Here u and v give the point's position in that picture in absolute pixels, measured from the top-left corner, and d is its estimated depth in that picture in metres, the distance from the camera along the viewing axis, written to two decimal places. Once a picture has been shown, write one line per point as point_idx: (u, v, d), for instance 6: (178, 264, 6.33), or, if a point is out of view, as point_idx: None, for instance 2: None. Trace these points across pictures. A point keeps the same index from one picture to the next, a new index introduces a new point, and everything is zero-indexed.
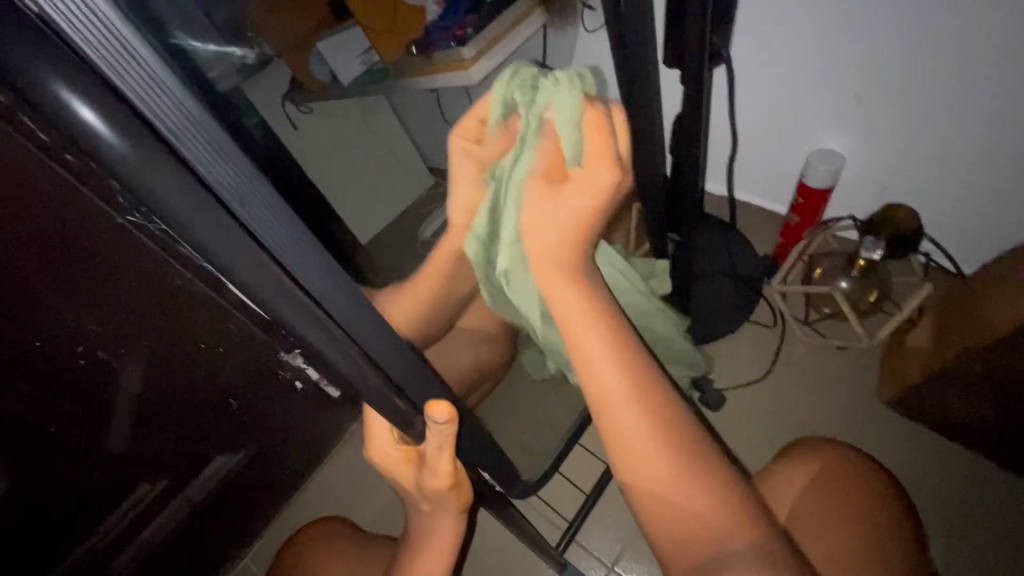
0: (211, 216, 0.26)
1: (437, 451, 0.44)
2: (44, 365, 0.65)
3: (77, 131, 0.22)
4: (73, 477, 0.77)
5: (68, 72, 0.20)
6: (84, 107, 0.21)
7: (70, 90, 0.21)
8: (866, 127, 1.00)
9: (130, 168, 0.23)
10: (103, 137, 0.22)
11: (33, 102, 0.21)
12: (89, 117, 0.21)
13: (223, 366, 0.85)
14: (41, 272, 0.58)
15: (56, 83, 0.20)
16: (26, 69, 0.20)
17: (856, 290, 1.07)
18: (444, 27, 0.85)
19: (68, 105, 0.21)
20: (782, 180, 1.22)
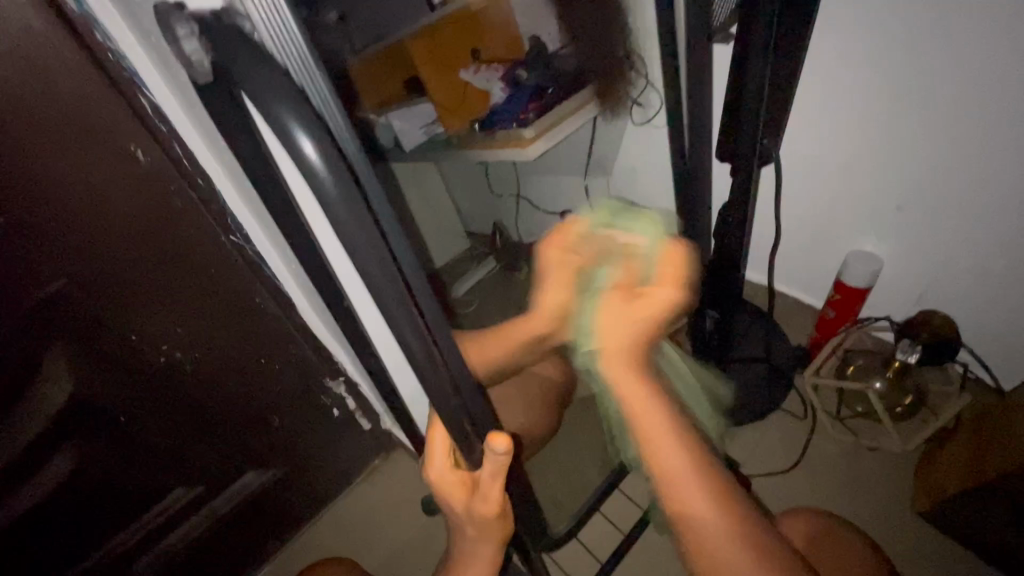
0: (369, 241, 0.31)
1: (491, 480, 0.45)
2: (130, 356, 0.72)
3: (301, 162, 0.29)
4: (123, 469, 0.81)
5: (308, 123, 0.28)
6: (311, 145, 0.28)
7: (302, 133, 0.29)
8: (905, 234, 1.05)
9: (323, 185, 0.29)
10: (317, 169, 0.29)
11: (282, 137, 0.28)
12: (309, 151, 0.28)
13: (273, 382, 0.90)
14: (150, 271, 0.68)
15: (298, 127, 0.28)
16: (282, 119, 0.28)
17: (891, 391, 1.07)
18: (506, 111, 0.90)
19: (301, 141, 0.28)
20: (821, 276, 1.26)
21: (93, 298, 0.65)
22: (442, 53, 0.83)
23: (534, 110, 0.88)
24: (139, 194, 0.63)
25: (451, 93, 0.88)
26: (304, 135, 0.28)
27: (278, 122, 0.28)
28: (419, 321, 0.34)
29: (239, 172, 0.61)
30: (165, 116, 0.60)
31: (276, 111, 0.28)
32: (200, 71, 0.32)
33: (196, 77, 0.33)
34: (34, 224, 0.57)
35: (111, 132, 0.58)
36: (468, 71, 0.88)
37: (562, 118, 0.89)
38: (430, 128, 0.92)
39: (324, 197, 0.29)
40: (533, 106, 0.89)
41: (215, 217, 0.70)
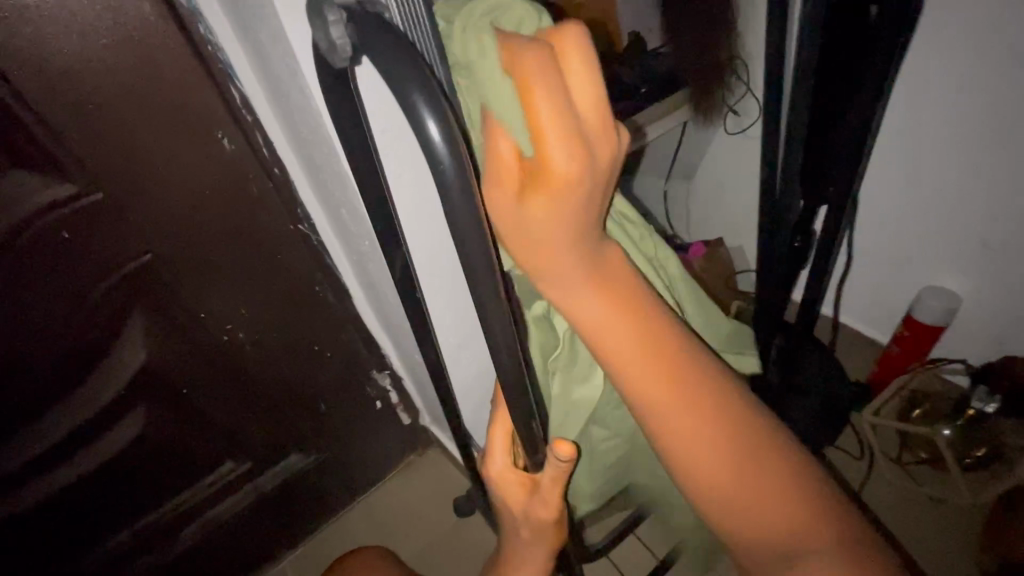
0: (470, 236, 0.30)
1: (552, 484, 0.44)
2: (199, 332, 0.75)
3: (424, 143, 0.28)
4: (184, 438, 0.85)
5: (435, 101, 0.28)
6: (435, 124, 0.27)
7: (426, 112, 0.28)
8: (991, 273, 0.98)
9: (442, 176, 0.28)
10: (440, 150, 0.28)
11: (409, 117, 0.28)
12: (433, 133, 0.28)
13: (324, 369, 0.93)
14: (224, 253, 0.71)
15: (424, 104, 0.27)
16: (413, 95, 0.27)
17: (962, 439, 0.98)
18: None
19: (427, 120, 0.27)
20: (891, 310, 1.19)
21: (173, 273, 0.69)
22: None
23: (624, 109, 0.86)
24: (223, 178, 0.66)
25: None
26: (430, 117, 0.27)
27: (405, 99, 0.27)
28: (502, 323, 0.34)
29: (315, 163, 0.64)
30: (251, 106, 0.65)
31: (407, 97, 0.28)
32: (341, 57, 0.33)
33: (335, 62, 0.34)
34: (129, 200, 0.61)
35: (205, 117, 0.61)
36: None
37: (644, 123, 0.87)
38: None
39: (443, 189, 0.29)
40: (622, 104, 0.87)
41: (288, 206, 0.73)
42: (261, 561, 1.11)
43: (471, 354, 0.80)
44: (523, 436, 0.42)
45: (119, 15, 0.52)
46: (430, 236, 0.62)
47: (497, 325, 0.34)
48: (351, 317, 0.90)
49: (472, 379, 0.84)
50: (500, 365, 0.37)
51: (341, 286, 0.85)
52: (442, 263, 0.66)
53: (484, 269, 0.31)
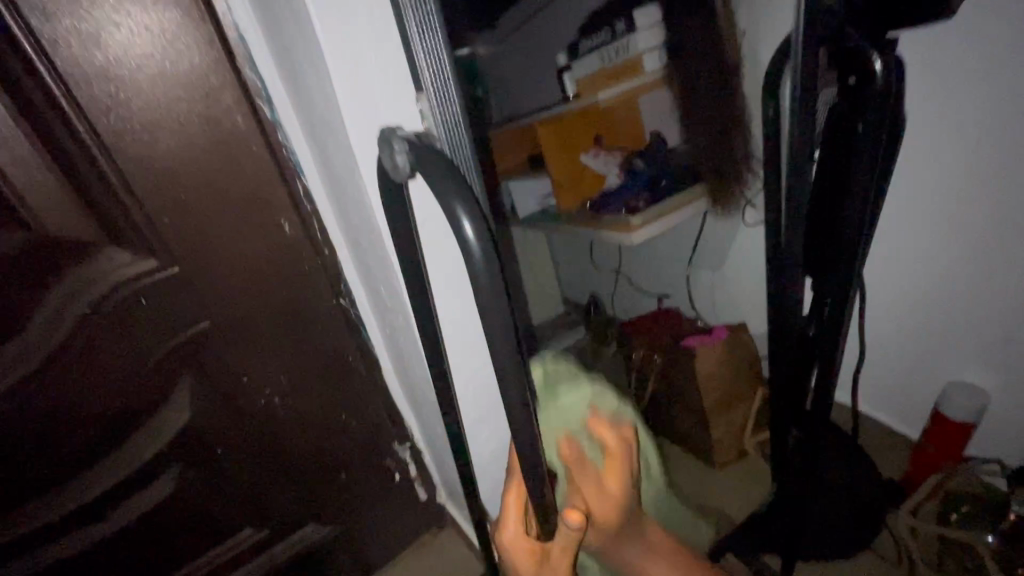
0: (493, 315, 0.36)
1: (562, 552, 0.46)
2: (239, 395, 0.81)
3: (463, 244, 0.35)
4: (210, 499, 0.87)
5: (472, 210, 0.35)
6: (470, 231, 0.34)
7: (466, 221, 0.35)
8: (1015, 371, 0.97)
9: (474, 262, 0.35)
10: (473, 249, 0.34)
11: (451, 221, 0.35)
12: (468, 231, 0.35)
13: (348, 439, 0.96)
14: (270, 323, 0.79)
15: (464, 215, 0.35)
16: (453, 209, 0.35)
17: (1006, 547, 0.91)
18: (618, 196, 1.00)
19: (464, 227, 0.35)
20: (917, 406, 1.16)
21: (224, 340, 0.76)
22: (567, 131, 1.06)
23: (644, 199, 0.97)
24: (281, 256, 0.75)
25: (570, 171, 1.09)
26: (466, 219, 0.35)
27: (448, 208, 0.35)
28: (521, 392, 0.38)
29: (361, 246, 0.73)
30: (311, 197, 0.75)
31: (450, 200, 0.35)
32: (401, 173, 0.42)
33: (396, 177, 0.42)
34: (199, 272, 0.70)
35: (273, 205, 0.71)
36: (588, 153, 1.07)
37: (666, 211, 0.97)
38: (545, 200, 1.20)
39: (476, 275, 0.35)
40: (642, 196, 0.98)
41: (333, 283, 0.81)
42: None
43: (490, 428, 0.82)
44: (536, 506, 0.45)
45: (217, 124, 0.63)
46: (457, 314, 0.68)
47: (514, 393, 0.38)
48: (379, 389, 0.95)
49: (490, 454, 0.86)
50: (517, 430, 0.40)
51: (371, 357, 0.91)
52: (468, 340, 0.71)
53: (504, 342, 0.36)
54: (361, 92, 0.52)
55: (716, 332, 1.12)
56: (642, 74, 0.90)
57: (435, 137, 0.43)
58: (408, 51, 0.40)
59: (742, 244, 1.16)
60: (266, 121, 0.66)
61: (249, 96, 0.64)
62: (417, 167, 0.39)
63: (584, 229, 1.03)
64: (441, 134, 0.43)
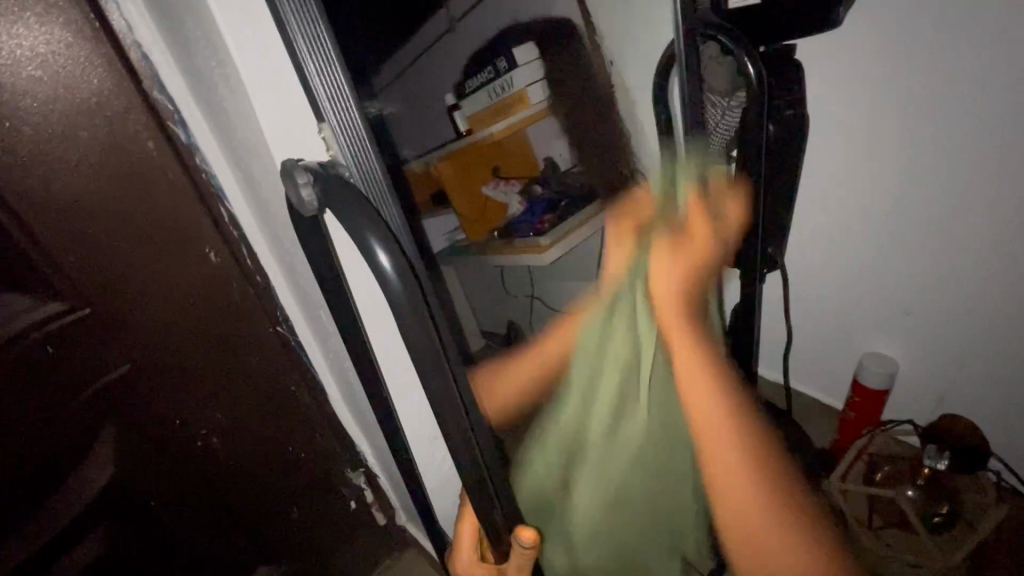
0: None
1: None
2: (170, 439, 0.75)
3: (378, 275, 0.38)
4: (144, 558, 0.80)
5: (387, 242, 0.38)
6: (384, 260, 0.38)
7: (379, 253, 0.38)
8: (913, 336, 1.09)
9: (398, 295, 0.37)
10: (390, 279, 0.38)
11: (367, 254, 0.38)
12: (384, 261, 0.38)
13: (297, 471, 0.91)
14: (199, 360, 0.73)
15: (378, 249, 0.38)
16: (366, 242, 0.38)
17: (925, 498, 1.01)
18: (525, 221, 1.15)
19: (377, 259, 0.38)
20: (837, 376, 1.27)
21: (148, 382, 0.70)
22: (465, 169, 1.18)
23: (551, 221, 1.12)
24: (209, 288, 0.71)
25: (473, 204, 1.22)
26: (380, 250, 0.38)
27: (364, 244, 0.38)
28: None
29: (295, 271, 0.70)
30: (237, 222, 0.71)
31: (366, 235, 0.38)
32: (308, 207, 0.43)
33: (306, 212, 0.43)
34: (114, 313, 0.64)
35: (194, 234, 0.67)
36: (488, 185, 1.20)
37: (573, 226, 1.10)
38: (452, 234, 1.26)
39: None
40: (548, 216, 1.13)
41: (268, 311, 0.77)
42: None
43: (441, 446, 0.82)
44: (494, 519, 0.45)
45: (121, 152, 0.58)
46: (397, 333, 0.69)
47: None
48: (326, 414, 0.91)
49: (447, 472, 0.85)
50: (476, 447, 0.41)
51: (315, 386, 0.88)
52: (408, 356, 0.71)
53: None
54: (277, 117, 0.51)
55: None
56: (529, 106, 1.04)
57: (342, 164, 0.43)
58: (303, 75, 0.39)
59: None
60: (181, 147, 0.63)
61: (159, 120, 0.60)
62: (326, 203, 0.41)
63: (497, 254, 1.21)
64: (349, 161, 0.43)
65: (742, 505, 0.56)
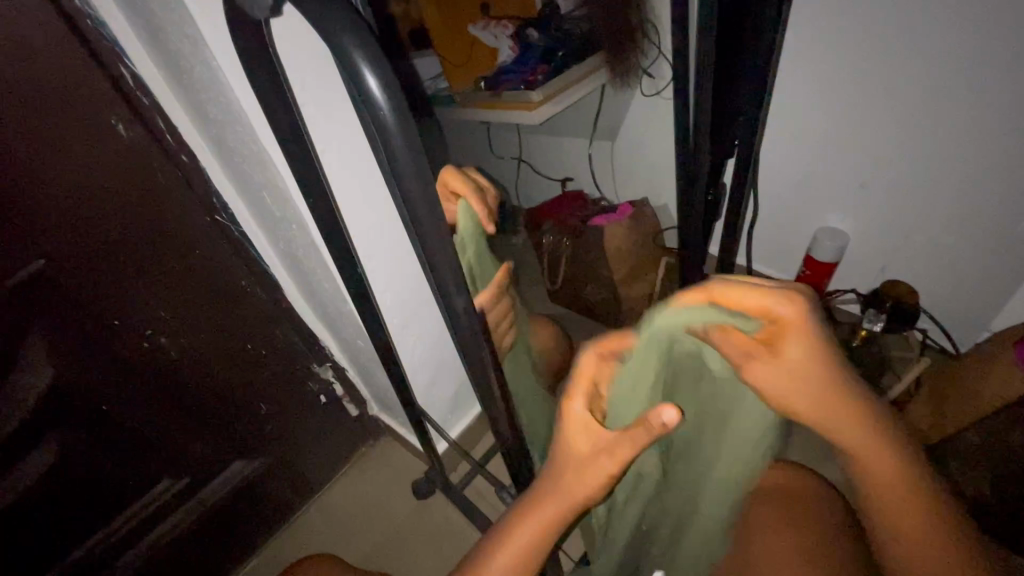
0: (419, 183, 0.30)
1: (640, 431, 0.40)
2: (114, 341, 0.69)
3: (363, 98, 0.28)
4: (108, 460, 0.77)
5: (366, 48, 0.27)
6: (371, 77, 0.27)
7: (364, 63, 0.27)
8: (868, 210, 1.11)
9: (390, 135, 0.28)
10: (379, 103, 0.28)
11: (343, 70, 0.28)
12: (374, 86, 0.27)
13: (260, 368, 0.88)
14: (130, 254, 0.65)
15: (360, 58, 0.27)
16: (345, 51, 0.27)
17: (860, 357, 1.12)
18: (515, 70, 1.13)
19: (360, 73, 0.27)
20: (791, 254, 1.31)
21: (75, 279, 0.62)
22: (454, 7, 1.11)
23: (542, 73, 1.10)
24: (126, 168, 0.60)
25: (460, 50, 1.15)
26: (365, 64, 0.27)
27: (341, 57, 0.27)
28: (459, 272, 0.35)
29: (227, 147, 0.61)
30: (146, 87, 0.59)
31: (333, 48, 0.27)
32: (262, 7, 0.32)
33: (257, 15, 0.32)
34: (10, 200, 0.54)
35: (93, 100, 0.55)
36: (478, 25, 1.14)
37: (563, 86, 1.10)
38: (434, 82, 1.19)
39: (384, 136, 0.29)
40: (541, 69, 1.11)
41: (200, 196, 0.68)
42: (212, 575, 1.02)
43: (410, 335, 0.80)
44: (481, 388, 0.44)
45: None
46: (367, 200, 0.63)
47: (451, 281, 0.36)
48: (283, 309, 0.86)
49: (416, 359, 0.85)
50: (456, 320, 0.38)
51: (268, 280, 0.82)
52: (384, 225, 0.66)
53: (430, 212, 0.31)
54: None
55: (623, 210, 1.29)
56: None
57: None
58: None
59: (640, 117, 1.27)
60: None
61: None
62: None
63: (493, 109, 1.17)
64: None
65: (886, 496, 0.41)
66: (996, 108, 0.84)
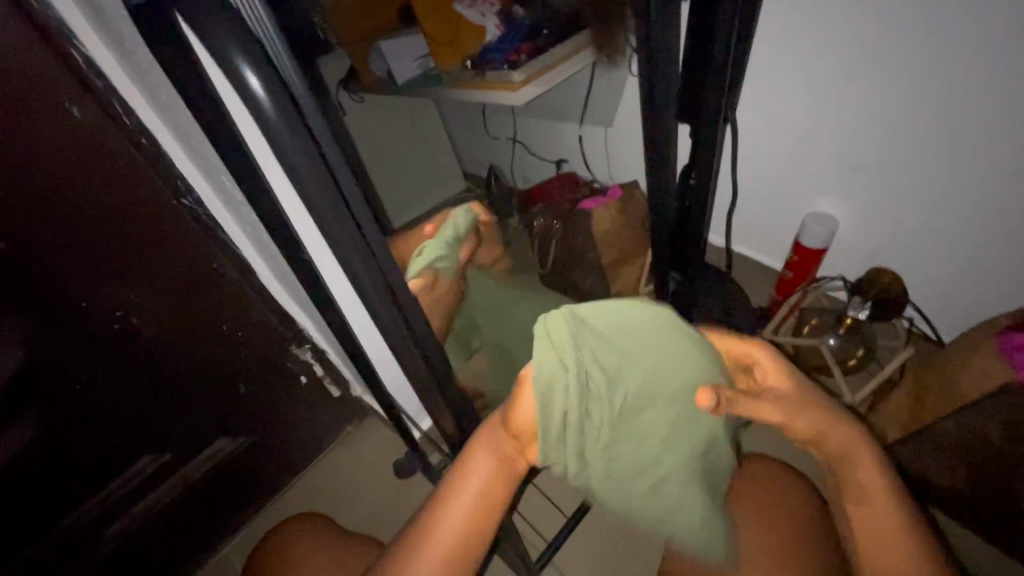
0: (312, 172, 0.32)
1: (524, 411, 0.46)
2: (86, 322, 0.71)
3: (247, 95, 0.30)
4: (88, 438, 0.79)
5: (241, 49, 0.29)
6: (251, 76, 0.30)
7: (242, 62, 0.29)
8: (856, 195, 1.08)
9: (275, 130, 0.31)
10: (259, 99, 0.30)
11: (225, 70, 0.30)
12: (254, 83, 0.30)
13: (238, 348, 0.90)
14: (96, 237, 0.66)
15: (238, 58, 0.29)
16: (223, 52, 0.29)
17: (844, 345, 1.10)
18: (499, 49, 1.08)
19: (239, 72, 0.29)
20: (780, 237, 1.29)
21: (41, 263, 0.63)
22: None
23: (525, 53, 1.06)
24: (84, 152, 0.61)
25: (444, 26, 1.11)
26: (244, 65, 0.29)
27: (221, 59, 0.29)
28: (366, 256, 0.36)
29: (184, 132, 0.61)
30: (100, 71, 0.57)
31: (218, 44, 0.28)
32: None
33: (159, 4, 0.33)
34: None
35: (43, 85, 0.55)
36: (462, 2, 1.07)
37: (548, 65, 1.05)
38: (423, 62, 1.19)
39: (269, 129, 0.31)
40: (523, 49, 1.06)
41: (164, 181, 0.68)
42: (199, 546, 1.06)
43: None
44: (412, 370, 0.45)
45: None
46: None
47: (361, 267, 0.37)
48: (259, 292, 0.87)
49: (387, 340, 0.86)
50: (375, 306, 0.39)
51: (242, 264, 0.83)
52: None
53: None
54: None
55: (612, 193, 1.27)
56: None
57: None
58: None
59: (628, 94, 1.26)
60: None
61: None
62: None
63: (474, 90, 1.13)
64: None
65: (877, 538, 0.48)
66: (980, 88, 0.82)
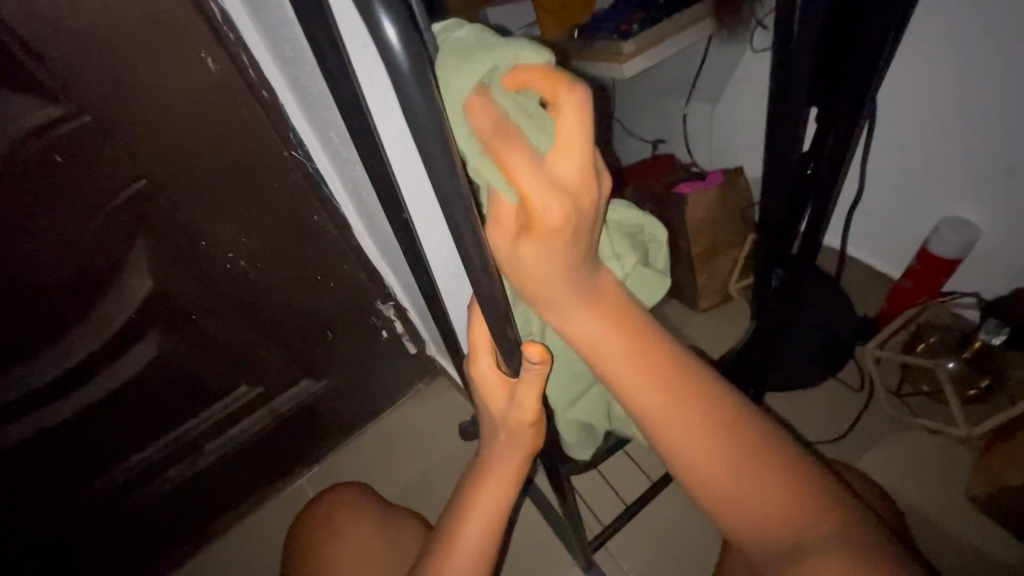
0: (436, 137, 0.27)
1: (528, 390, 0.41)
2: (202, 259, 0.77)
3: (381, 46, 0.25)
4: (196, 363, 0.88)
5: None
6: (389, 25, 0.24)
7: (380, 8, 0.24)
8: (1008, 200, 0.93)
9: (404, 88, 0.26)
10: (395, 52, 0.25)
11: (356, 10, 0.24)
12: (392, 37, 0.25)
13: (326, 298, 0.95)
14: (218, 183, 0.72)
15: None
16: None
17: (964, 372, 0.98)
18: (610, 18, 1.01)
19: (376, 16, 0.24)
20: (903, 243, 1.15)
21: (171, 201, 0.70)
22: None
23: (637, 22, 0.98)
24: (215, 102, 0.65)
25: None
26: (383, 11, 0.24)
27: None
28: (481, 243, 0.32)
29: (301, 88, 0.64)
30: (232, 22, 0.62)
31: None
32: None
33: None
34: (119, 122, 0.61)
35: (186, 36, 0.59)
36: None
37: (659, 38, 0.98)
38: (528, 30, 1.14)
39: (399, 86, 0.26)
40: (637, 18, 0.99)
41: (279, 134, 0.72)
42: (280, 472, 1.16)
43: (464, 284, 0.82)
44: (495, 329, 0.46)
45: None
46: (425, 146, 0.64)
47: None
48: (352, 249, 0.91)
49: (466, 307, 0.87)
50: None
51: (340, 218, 0.87)
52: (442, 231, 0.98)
53: None
54: None
55: (713, 177, 1.16)
56: None
57: None
58: None
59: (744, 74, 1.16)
60: None
61: None
62: None
63: (574, 59, 1.05)
64: None
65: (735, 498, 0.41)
66: None
